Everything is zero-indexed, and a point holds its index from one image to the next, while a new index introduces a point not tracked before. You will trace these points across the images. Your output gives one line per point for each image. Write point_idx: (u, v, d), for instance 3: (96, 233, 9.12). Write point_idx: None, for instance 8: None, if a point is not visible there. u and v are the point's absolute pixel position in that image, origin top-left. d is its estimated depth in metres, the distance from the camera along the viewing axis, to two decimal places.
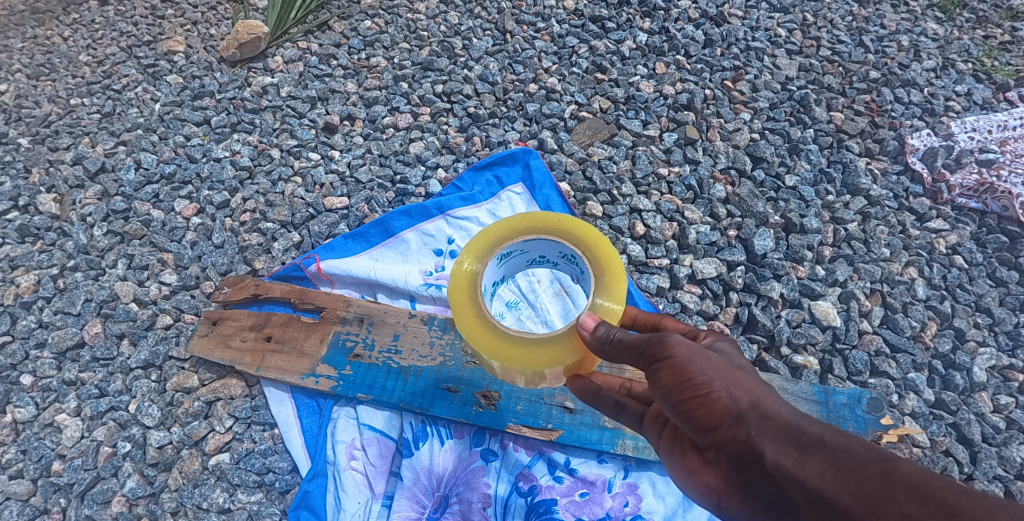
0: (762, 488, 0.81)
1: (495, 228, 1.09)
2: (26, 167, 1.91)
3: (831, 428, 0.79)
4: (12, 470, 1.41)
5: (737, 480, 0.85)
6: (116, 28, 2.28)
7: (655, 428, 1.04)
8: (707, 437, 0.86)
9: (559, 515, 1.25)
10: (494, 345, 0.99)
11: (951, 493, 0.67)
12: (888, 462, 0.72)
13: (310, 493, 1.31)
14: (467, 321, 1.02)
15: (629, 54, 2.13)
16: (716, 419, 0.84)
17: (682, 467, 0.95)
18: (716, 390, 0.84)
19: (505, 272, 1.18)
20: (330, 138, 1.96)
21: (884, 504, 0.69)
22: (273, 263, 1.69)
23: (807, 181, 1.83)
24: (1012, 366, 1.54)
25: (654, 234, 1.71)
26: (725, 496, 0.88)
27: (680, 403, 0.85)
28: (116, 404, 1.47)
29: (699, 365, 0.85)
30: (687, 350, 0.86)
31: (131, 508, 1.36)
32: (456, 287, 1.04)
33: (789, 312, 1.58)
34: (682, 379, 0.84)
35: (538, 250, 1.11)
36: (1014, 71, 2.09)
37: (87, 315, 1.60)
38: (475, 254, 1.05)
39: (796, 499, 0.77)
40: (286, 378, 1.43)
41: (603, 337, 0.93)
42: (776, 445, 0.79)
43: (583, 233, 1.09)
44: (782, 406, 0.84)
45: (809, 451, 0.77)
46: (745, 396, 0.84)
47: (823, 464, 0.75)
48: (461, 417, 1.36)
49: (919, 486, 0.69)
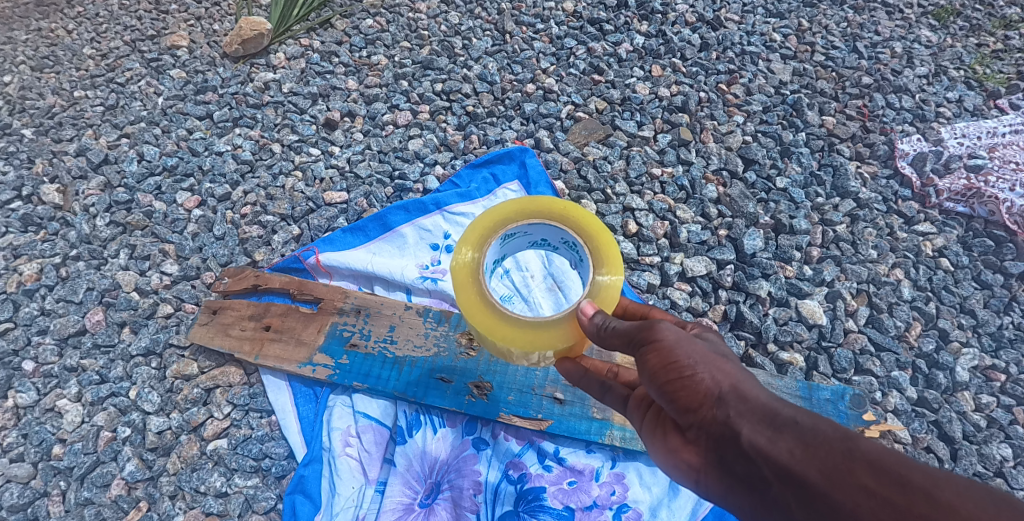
0: (736, 465, 0.84)
1: (504, 207, 1.10)
2: (29, 157, 1.94)
3: (804, 411, 0.82)
4: (13, 454, 1.44)
5: (715, 459, 0.88)
6: (120, 22, 2.31)
7: (640, 410, 1.10)
8: (688, 417, 0.91)
9: (547, 502, 1.28)
10: (491, 323, 1.03)
11: (908, 469, 0.70)
12: (853, 441, 0.75)
13: (305, 478, 1.33)
14: (466, 297, 1.05)
15: (626, 56, 2.17)
16: (697, 399, 0.89)
17: (664, 446, 0.99)
18: (700, 373, 0.89)
19: (507, 252, 1.20)
20: (331, 134, 1.99)
21: (844, 477, 0.72)
22: (273, 255, 1.72)
23: (798, 184, 1.87)
24: (994, 366, 1.58)
25: (646, 232, 1.75)
26: (703, 474, 0.91)
27: (665, 383, 0.90)
28: (116, 390, 1.50)
29: (684, 350, 0.91)
30: (675, 335, 0.92)
31: (129, 491, 1.38)
32: (460, 266, 1.07)
33: (777, 310, 1.62)
34: (667, 361, 0.89)
35: (541, 234, 1.13)
36: (1005, 80, 2.13)
37: (89, 304, 1.63)
38: (479, 235, 1.07)
39: (766, 474, 0.80)
40: (285, 366, 1.46)
41: (598, 324, 0.98)
42: (751, 424, 0.83)
43: (587, 221, 1.10)
44: (760, 391, 0.87)
45: (780, 430, 0.80)
46: (726, 380, 0.89)
47: (792, 441, 0.78)
48: (454, 407, 1.39)
49: (878, 461, 0.71)
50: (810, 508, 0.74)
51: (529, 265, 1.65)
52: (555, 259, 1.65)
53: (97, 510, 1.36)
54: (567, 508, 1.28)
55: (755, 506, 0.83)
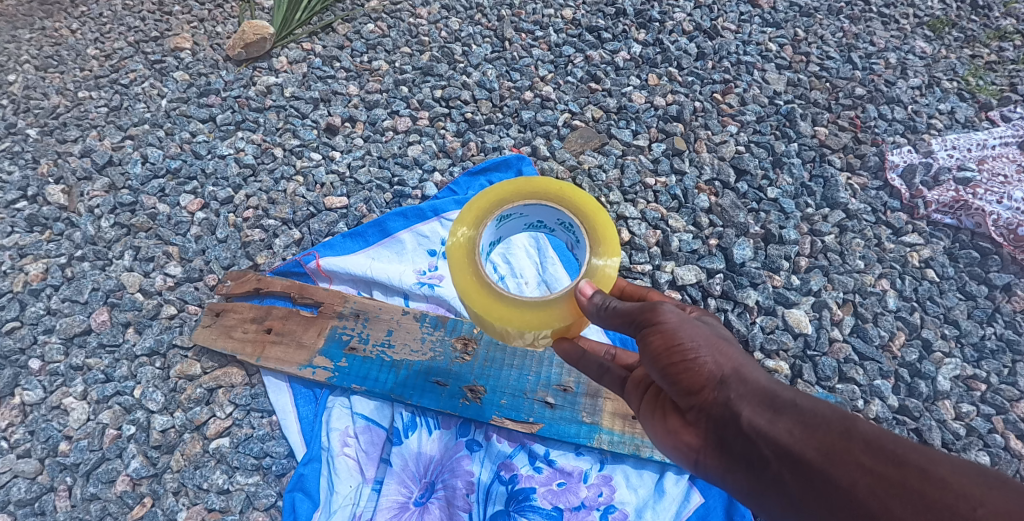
0: (736, 445, 0.91)
1: (498, 189, 1.12)
2: (35, 157, 1.97)
3: (802, 394, 0.90)
4: (21, 450, 1.49)
5: (714, 439, 0.95)
6: (124, 23, 2.34)
7: (637, 393, 1.16)
8: (690, 399, 0.97)
9: (536, 502, 1.33)
10: (487, 303, 1.03)
11: (900, 447, 0.78)
12: (850, 421, 0.83)
13: (305, 476, 1.38)
14: (463, 280, 1.05)
15: (623, 64, 2.20)
16: (700, 382, 0.95)
17: (663, 428, 1.05)
18: (703, 356, 0.94)
19: (504, 234, 1.21)
20: (332, 139, 2.03)
21: (842, 455, 0.80)
22: (274, 259, 1.76)
23: (788, 194, 1.91)
24: (976, 376, 1.62)
25: (638, 240, 1.79)
26: (703, 454, 0.98)
27: (668, 366, 0.95)
28: (121, 389, 1.54)
29: (687, 332, 0.95)
30: (677, 318, 0.97)
31: (134, 487, 1.43)
32: (455, 247, 1.08)
33: (764, 319, 1.67)
34: (671, 344, 0.94)
35: (537, 216, 1.14)
36: (998, 91, 2.16)
37: (94, 304, 1.67)
38: (474, 218, 1.08)
39: (765, 453, 0.87)
40: (285, 369, 1.50)
41: (598, 304, 0.98)
42: (751, 406, 0.90)
43: (583, 201, 1.12)
44: (759, 374, 0.94)
45: (780, 412, 0.88)
46: (728, 363, 0.95)
47: (792, 422, 0.86)
48: (449, 409, 1.44)
49: (874, 441, 0.79)
50: (809, 484, 0.82)
51: (523, 271, 1.70)
52: (549, 266, 1.70)
53: (103, 505, 1.41)
54: (555, 508, 1.33)
55: (753, 483, 0.91)
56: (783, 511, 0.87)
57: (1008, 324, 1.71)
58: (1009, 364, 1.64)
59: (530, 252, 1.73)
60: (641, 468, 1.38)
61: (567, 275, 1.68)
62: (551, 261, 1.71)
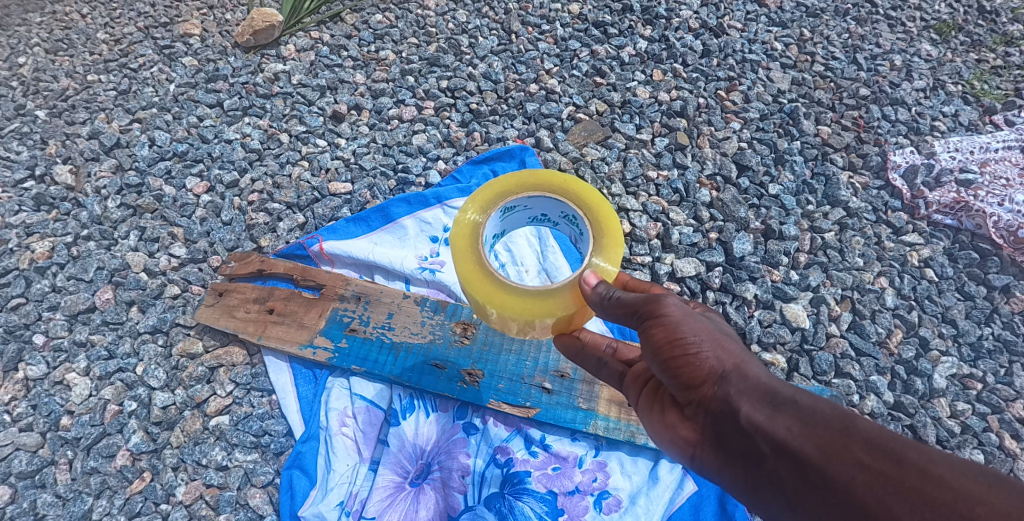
0: (733, 438, 0.93)
1: (502, 181, 1.12)
2: (43, 138, 1.99)
3: (802, 392, 0.91)
4: (24, 423, 1.50)
5: (712, 433, 0.97)
6: (134, 8, 2.36)
7: (635, 386, 1.18)
8: (689, 393, 0.99)
9: (531, 485, 1.33)
10: (488, 290, 1.04)
11: (899, 445, 0.79)
12: (850, 420, 0.83)
13: (303, 453, 1.40)
14: (466, 266, 1.06)
15: (628, 60, 2.21)
16: (700, 377, 0.96)
17: (661, 422, 1.07)
18: (704, 351, 0.96)
19: (508, 227, 1.22)
20: (337, 126, 2.04)
21: (840, 452, 0.80)
22: (278, 242, 1.78)
23: (790, 191, 1.92)
24: (971, 375, 1.63)
25: (639, 232, 1.81)
26: (700, 448, 1.00)
27: (669, 360, 0.97)
28: (124, 365, 1.56)
29: (689, 327, 0.97)
30: (680, 312, 0.98)
31: (134, 462, 1.45)
32: (460, 233, 1.09)
33: (762, 312, 1.68)
34: (673, 337, 0.96)
35: (542, 208, 1.14)
36: (1002, 95, 2.16)
37: (98, 282, 1.70)
38: (479, 205, 1.09)
39: (762, 448, 0.88)
40: (286, 348, 1.52)
41: (602, 294, 0.99)
42: (750, 402, 0.92)
43: (586, 194, 1.12)
44: (760, 372, 0.96)
45: (780, 408, 0.89)
46: (728, 359, 0.97)
47: (791, 419, 0.87)
48: (447, 392, 1.45)
49: (873, 439, 0.80)
50: (805, 480, 0.83)
51: (524, 259, 1.72)
52: (550, 255, 1.72)
53: (103, 478, 1.42)
54: (550, 492, 1.33)
55: (748, 478, 0.92)
56: (776, 506, 0.88)
57: (1006, 325, 1.71)
58: (1006, 365, 1.64)
59: (530, 241, 1.75)
60: (635, 455, 1.40)
61: (568, 266, 1.70)
62: (553, 250, 1.73)
